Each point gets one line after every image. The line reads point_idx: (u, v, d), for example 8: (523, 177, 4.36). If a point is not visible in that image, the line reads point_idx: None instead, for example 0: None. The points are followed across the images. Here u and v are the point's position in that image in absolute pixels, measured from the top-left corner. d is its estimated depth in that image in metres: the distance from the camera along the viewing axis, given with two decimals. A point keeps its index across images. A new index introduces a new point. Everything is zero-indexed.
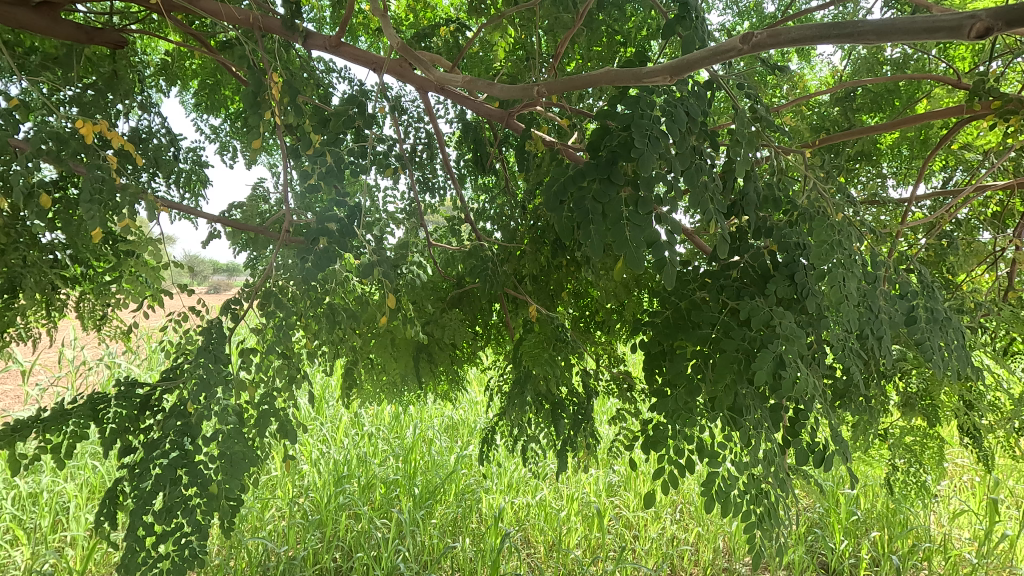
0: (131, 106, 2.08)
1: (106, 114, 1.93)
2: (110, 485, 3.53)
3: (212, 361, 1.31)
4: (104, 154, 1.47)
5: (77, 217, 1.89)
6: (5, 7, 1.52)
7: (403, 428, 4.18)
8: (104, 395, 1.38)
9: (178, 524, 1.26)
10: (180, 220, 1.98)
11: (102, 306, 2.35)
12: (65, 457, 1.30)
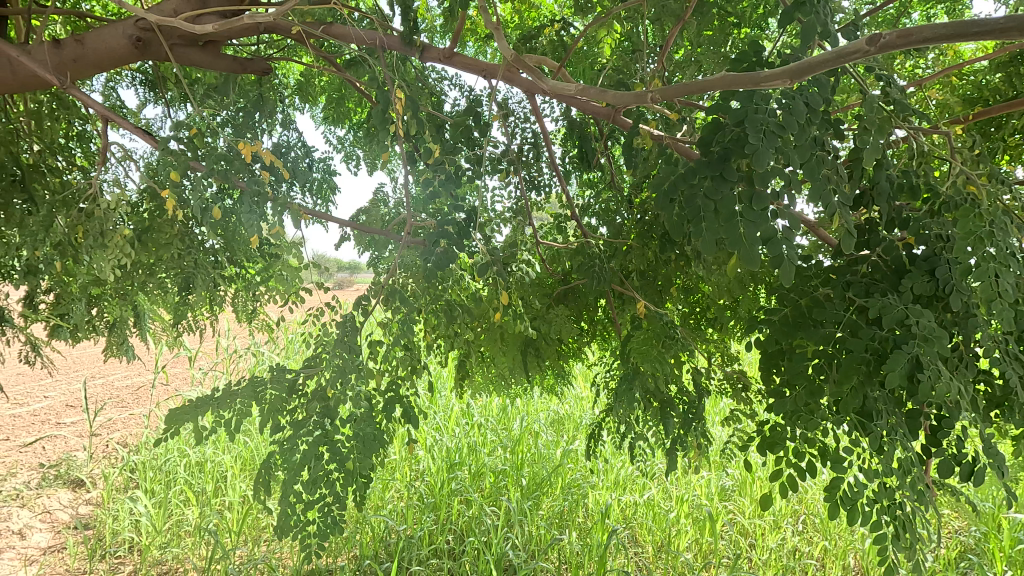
0: (274, 124, 2.35)
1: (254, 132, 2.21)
2: (259, 459, 4.03)
3: (348, 351, 1.45)
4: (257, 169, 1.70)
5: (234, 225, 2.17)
6: (180, 50, 1.76)
7: (510, 420, 4.33)
8: (261, 377, 1.55)
9: (321, 495, 1.43)
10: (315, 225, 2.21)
11: (252, 301, 2.67)
12: (233, 431, 1.49)
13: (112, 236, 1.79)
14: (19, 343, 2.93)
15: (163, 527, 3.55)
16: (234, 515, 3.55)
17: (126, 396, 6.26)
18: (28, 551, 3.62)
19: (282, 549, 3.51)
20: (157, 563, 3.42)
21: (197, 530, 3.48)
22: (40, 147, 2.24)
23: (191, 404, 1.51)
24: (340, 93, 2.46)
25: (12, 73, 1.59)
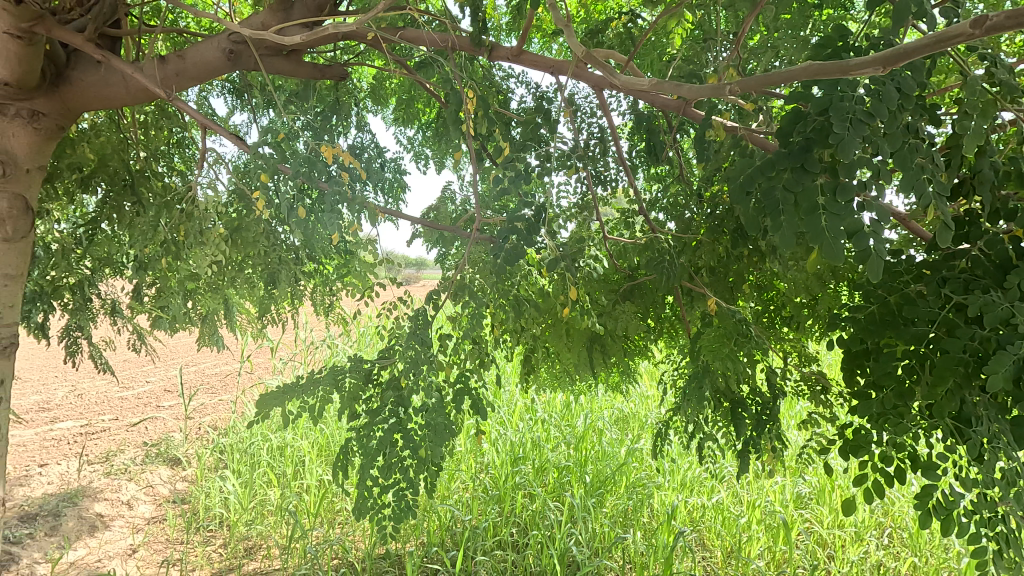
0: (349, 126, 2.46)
1: (332, 135, 2.32)
2: (334, 446, 4.25)
3: (420, 343, 1.51)
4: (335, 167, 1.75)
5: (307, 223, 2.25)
6: (266, 59, 1.87)
7: (573, 416, 4.33)
8: (341, 365, 1.62)
9: (396, 480, 1.50)
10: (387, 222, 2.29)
11: (329, 295, 2.81)
12: (316, 416, 1.58)
13: (210, 234, 1.94)
14: (128, 332, 3.23)
15: (249, 505, 3.82)
16: (312, 497, 3.76)
17: (216, 383, 6.78)
18: (135, 520, 4.01)
19: (355, 532, 3.69)
20: (244, 538, 3.69)
21: (279, 510, 3.73)
22: (146, 153, 2.46)
23: (281, 389, 1.58)
24: (409, 94, 2.53)
25: (125, 89, 1.69)
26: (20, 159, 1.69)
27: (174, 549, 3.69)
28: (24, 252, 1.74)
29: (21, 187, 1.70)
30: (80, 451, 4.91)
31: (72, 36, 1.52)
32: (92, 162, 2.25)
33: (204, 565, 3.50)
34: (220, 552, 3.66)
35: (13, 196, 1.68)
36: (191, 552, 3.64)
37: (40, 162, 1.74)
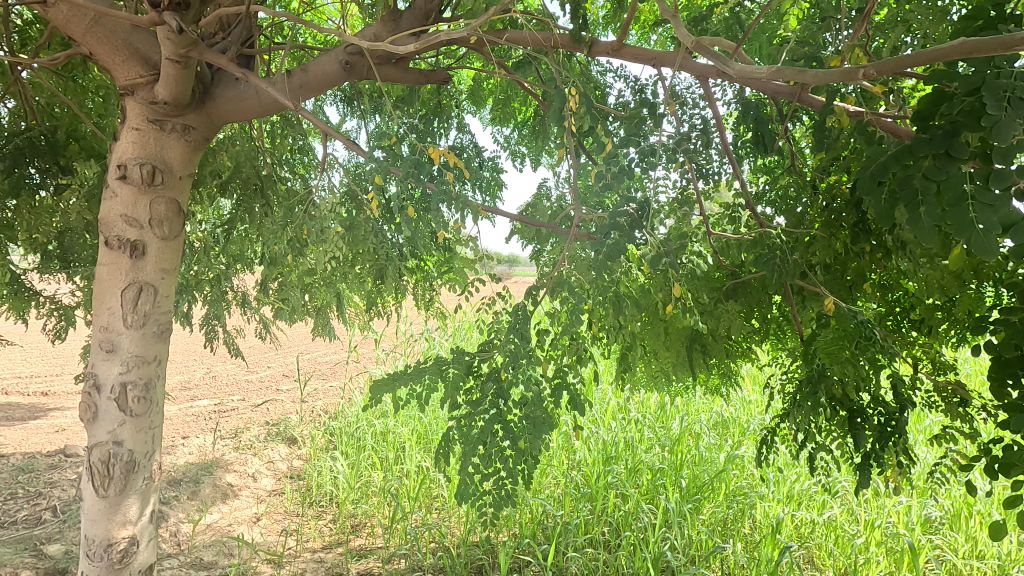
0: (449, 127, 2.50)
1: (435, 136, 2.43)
2: (431, 435, 4.45)
3: (519, 337, 1.52)
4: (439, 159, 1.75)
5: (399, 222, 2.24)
6: (380, 67, 1.97)
7: (669, 418, 4.20)
8: (444, 356, 1.68)
9: (496, 469, 1.55)
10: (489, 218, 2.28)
11: (429, 291, 2.93)
12: (423, 403, 1.66)
13: (329, 232, 2.06)
14: (255, 322, 3.59)
15: (356, 485, 4.10)
16: (411, 482, 3.97)
17: (327, 371, 7.34)
18: (258, 492, 4.44)
19: (451, 518, 3.85)
20: (351, 515, 3.97)
21: (382, 492, 3.97)
22: (271, 160, 2.70)
23: (390, 377, 1.66)
24: (506, 94, 2.56)
25: (257, 102, 1.86)
26: (175, 168, 1.92)
27: (292, 520, 4.06)
28: (177, 249, 2.00)
29: (175, 193, 1.95)
30: (214, 426, 5.52)
31: (218, 58, 1.65)
32: (228, 168, 2.51)
33: (317, 537, 3.82)
34: (330, 526, 3.97)
35: (169, 200, 1.93)
36: (306, 524, 3.98)
37: (190, 169, 1.97)
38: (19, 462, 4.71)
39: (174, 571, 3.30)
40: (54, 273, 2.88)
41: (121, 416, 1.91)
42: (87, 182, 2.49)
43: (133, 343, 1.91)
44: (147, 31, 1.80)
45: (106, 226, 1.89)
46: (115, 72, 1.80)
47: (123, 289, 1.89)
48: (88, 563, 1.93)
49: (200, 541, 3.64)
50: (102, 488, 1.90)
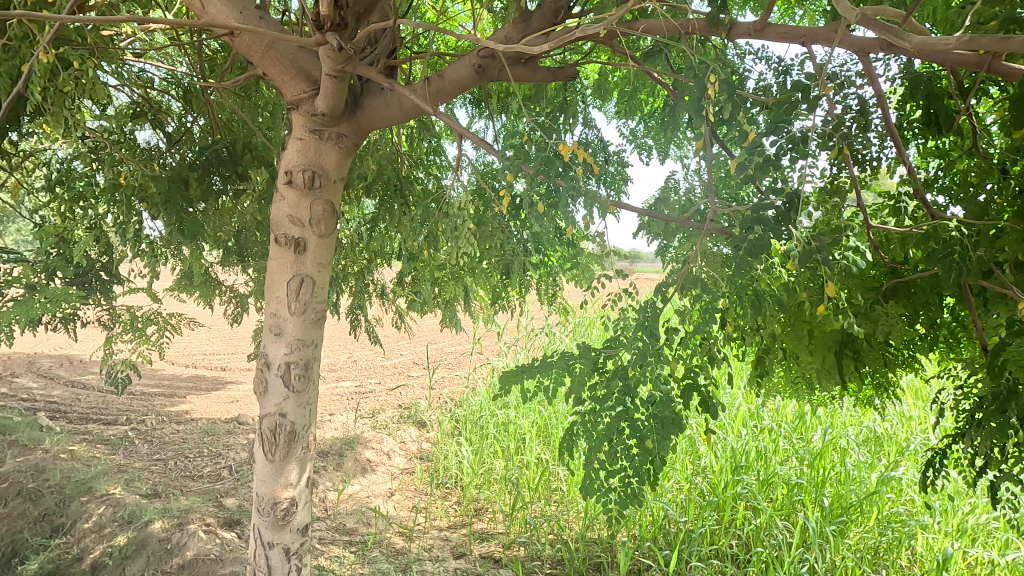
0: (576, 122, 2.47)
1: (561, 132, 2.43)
2: (551, 429, 4.50)
3: (648, 335, 1.48)
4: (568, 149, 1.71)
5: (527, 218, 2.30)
6: (511, 68, 1.99)
7: (809, 430, 3.84)
8: (571, 351, 1.69)
9: (623, 467, 1.54)
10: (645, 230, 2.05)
11: (553, 286, 2.96)
12: (550, 396, 1.68)
13: (462, 228, 2.13)
14: (392, 313, 3.89)
15: (479, 471, 4.28)
16: (531, 473, 4.06)
17: (453, 362, 7.75)
18: (392, 469, 4.82)
19: (570, 512, 3.88)
20: (474, 499, 4.16)
21: (503, 480, 4.11)
22: (409, 162, 2.90)
23: (518, 368, 1.71)
24: (634, 86, 2.47)
25: (399, 108, 2.01)
26: (331, 172, 2.13)
27: (421, 498, 4.35)
28: (332, 245, 2.22)
29: (330, 195, 2.16)
30: (355, 406, 6.09)
31: (369, 70, 1.81)
32: (373, 171, 2.74)
33: (444, 516, 4.06)
34: (455, 507, 4.19)
35: (325, 202, 2.15)
36: (434, 503, 4.25)
37: (342, 173, 2.18)
38: (205, 425, 5.58)
39: (323, 533, 3.71)
40: (233, 266, 3.35)
41: (286, 391, 2.18)
42: (259, 188, 2.88)
43: (296, 328, 2.17)
44: (310, 51, 2.02)
45: (275, 226, 2.14)
46: (284, 90, 2.03)
47: (289, 281, 2.15)
48: (259, 517, 2.24)
49: (343, 508, 4.04)
50: (271, 452, 2.19)
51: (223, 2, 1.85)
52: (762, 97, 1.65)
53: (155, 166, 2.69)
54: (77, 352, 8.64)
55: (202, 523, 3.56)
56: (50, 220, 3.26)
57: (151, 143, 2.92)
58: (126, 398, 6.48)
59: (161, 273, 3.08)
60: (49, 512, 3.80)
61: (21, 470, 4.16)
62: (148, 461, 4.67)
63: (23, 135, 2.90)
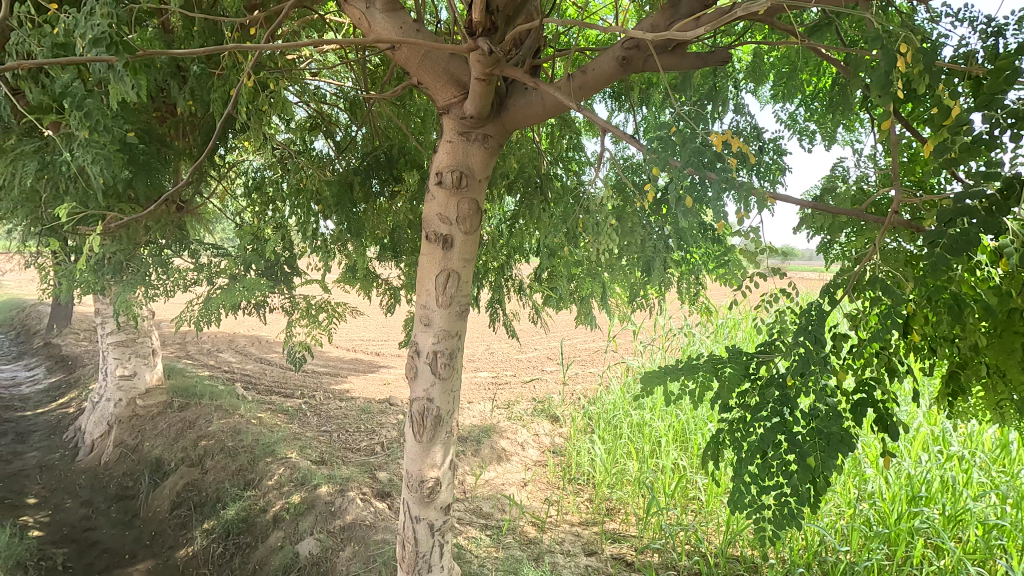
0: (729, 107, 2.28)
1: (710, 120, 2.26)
2: (690, 434, 4.28)
3: (811, 341, 1.33)
4: (729, 137, 1.51)
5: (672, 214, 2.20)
6: (655, 58, 1.88)
7: (1015, 464, 3.19)
8: (719, 355, 1.59)
9: (778, 483, 1.41)
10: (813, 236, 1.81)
11: (696, 285, 2.80)
12: (696, 400, 1.59)
13: (604, 223, 2.05)
14: (529, 308, 3.97)
15: (612, 470, 4.21)
16: (667, 478, 3.90)
17: (587, 359, 7.73)
18: (526, 460, 4.96)
19: (709, 525, 3.67)
20: (607, 498, 4.11)
21: (637, 482, 4.00)
22: (549, 159, 2.93)
23: (660, 370, 1.64)
24: (793, 63, 2.20)
25: (541, 106, 2.02)
26: (477, 172, 2.23)
27: (554, 492, 4.41)
28: (476, 242, 2.32)
29: (475, 194, 2.26)
30: (493, 396, 6.35)
31: (515, 71, 1.85)
32: (514, 169, 2.80)
33: (575, 512, 4.07)
34: (587, 505, 4.19)
35: (471, 201, 2.25)
36: (566, 498, 4.28)
37: (487, 172, 2.26)
38: (363, 404, 6.21)
39: (462, 513, 3.93)
40: (388, 261, 3.66)
41: (433, 378, 2.33)
42: (412, 189, 3.11)
43: (443, 320, 2.31)
44: (460, 57, 2.12)
45: (426, 224, 2.29)
46: (437, 96, 2.16)
47: (437, 275, 2.29)
48: (408, 492, 2.43)
49: (480, 492, 4.25)
50: (419, 433, 2.35)
51: (386, 19, 2.01)
52: (968, 66, 1.38)
53: (326, 171, 3.02)
54: (265, 333, 10.14)
55: (360, 491, 3.97)
56: (247, 221, 3.83)
57: (322, 150, 3.31)
58: (301, 375, 7.45)
59: (329, 267, 3.46)
60: (243, 468, 4.50)
61: (223, 430, 4.99)
62: (317, 432, 5.32)
63: (228, 149, 3.43)
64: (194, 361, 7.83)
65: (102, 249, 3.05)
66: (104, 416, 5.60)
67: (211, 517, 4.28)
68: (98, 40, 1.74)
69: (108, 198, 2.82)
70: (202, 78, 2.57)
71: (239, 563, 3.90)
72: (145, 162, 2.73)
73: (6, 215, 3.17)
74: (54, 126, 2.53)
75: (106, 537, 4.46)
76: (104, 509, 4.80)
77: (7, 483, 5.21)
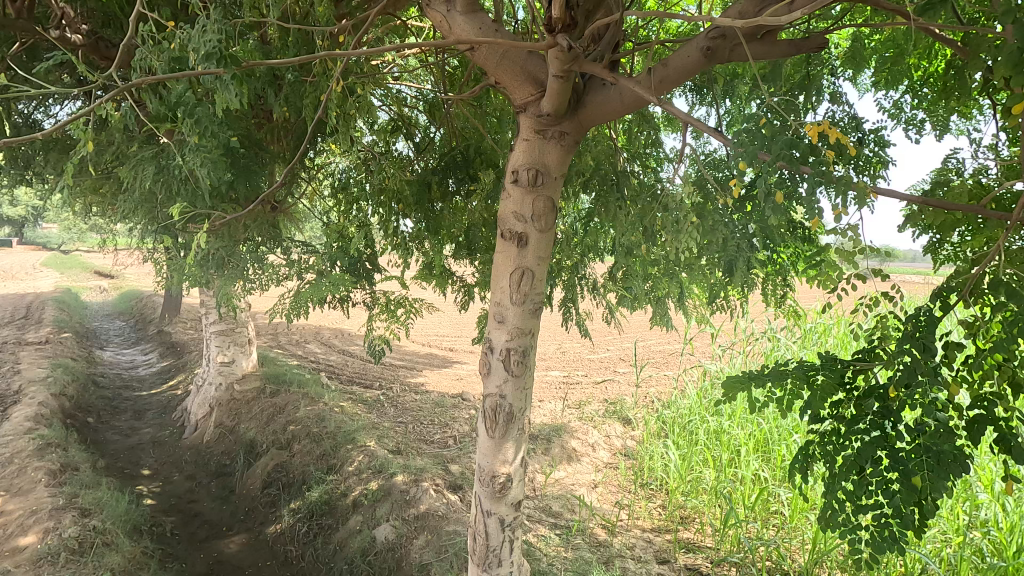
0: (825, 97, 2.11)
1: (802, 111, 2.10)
2: (772, 444, 4.05)
3: (919, 349, 1.21)
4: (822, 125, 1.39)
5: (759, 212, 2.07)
6: (743, 47, 1.76)
7: None
8: (810, 361, 1.49)
9: (878, 503, 1.29)
10: (922, 235, 1.65)
11: (782, 286, 2.59)
12: (783, 408, 1.50)
13: (684, 221, 1.95)
14: (602, 307, 3.90)
15: (686, 477, 4.06)
16: (746, 489, 3.71)
17: (661, 362, 7.54)
18: (597, 461, 4.91)
19: (793, 542, 3.47)
20: (681, 506, 3.98)
21: (713, 492, 3.83)
22: (627, 156, 2.85)
23: (744, 376, 1.55)
24: (899, 46, 1.99)
25: (620, 102, 1.97)
26: (552, 170, 2.22)
27: (625, 495, 4.34)
28: (550, 240, 2.31)
29: (551, 192, 2.25)
30: (564, 395, 6.33)
31: (594, 67, 1.82)
32: (590, 167, 2.75)
33: (647, 517, 3.98)
34: (660, 511, 4.08)
35: (546, 198, 2.25)
36: (637, 503, 4.19)
37: (563, 170, 2.25)
38: (437, 398, 6.39)
39: (532, 511, 3.94)
40: (464, 259, 3.73)
41: (506, 374, 2.35)
42: (487, 188, 3.14)
43: (517, 317, 2.33)
44: (538, 55, 2.12)
45: (502, 222, 2.31)
46: (514, 95, 2.16)
47: (511, 273, 2.30)
48: (480, 486, 2.47)
49: (550, 491, 4.24)
50: (492, 429, 2.38)
51: (466, 21, 2.04)
52: None
53: (406, 171, 3.12)
54: (347, 327, 10.68)
55: (433, 482, 4.09)
56: (332, 220, 4.03)
57: (402, 151, 3.42)
58: (380, 368, 7.78)
59: (407, 264, 3.57)
60: (326, 453, 4.76)
61: (309, 416, 5.30)
62: (394, 423, 5.54)
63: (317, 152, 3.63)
64: (284, 351, 8.39)
65: (207, 246, 3.33)
66: (206, 398, 6.12)
67: (297, 498, 4.56)
68: (208, 46, 1.92)
69: (213, 199, 3.07)
70: (296, 86, 2.73)
71: (321, 542, 4.13)
72: (245, 166, 2.95)
73: (129, 215, 3.53)
74: (170, 134, 2.79)
75: (207, 509, 4.88)
76: (205, 484, 5.25)
77: (127, 454, 5.82)
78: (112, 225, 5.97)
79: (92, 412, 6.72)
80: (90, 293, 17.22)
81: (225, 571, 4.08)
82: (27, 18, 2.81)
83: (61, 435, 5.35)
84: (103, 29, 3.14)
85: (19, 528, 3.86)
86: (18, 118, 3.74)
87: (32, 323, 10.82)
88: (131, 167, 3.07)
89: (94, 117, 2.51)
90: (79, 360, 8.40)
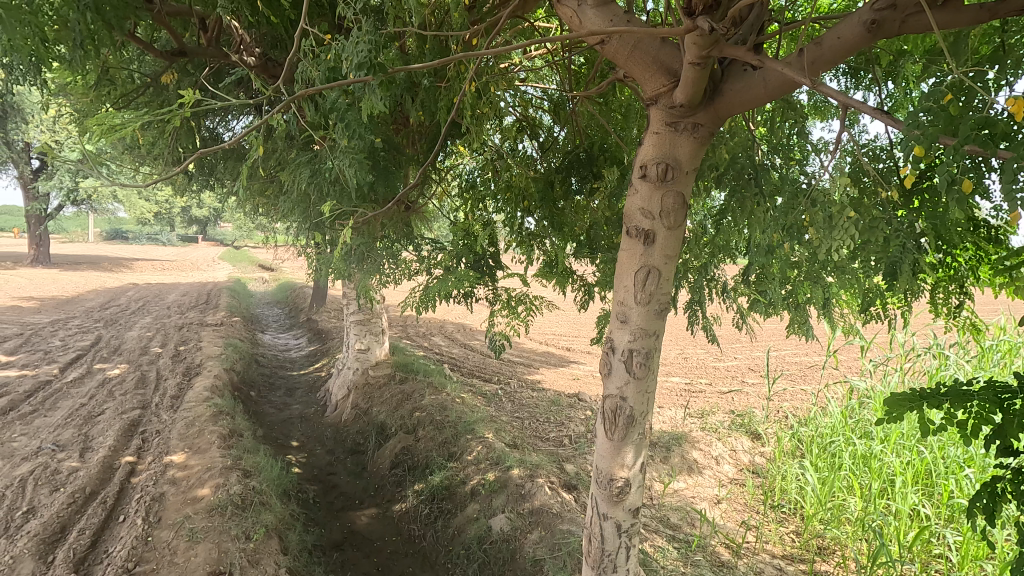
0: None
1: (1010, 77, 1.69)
2: (936, 477, 3.51)
3: None
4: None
5: (944, 207, 1.76)
6: (917, 16, 1.50)
7: None
8: (1007, 384, 1.25)
9: None
10: None
11: (958, 295, 2.16)
12: (966, 436, 1.26)
13: (839, 216, 1.69)
14: (733, 312, 3.64)
15: (826, 504, 3.66)
16: (902, 525, 3.24)
17: (796, 376, 6.93)
18: (720, 475, 4.61)
19: None
20: (819, 535, 3.61)
21: (858, 523, 3.41)
22: (767, 149, 2.58)
23: (914, 394, 1.34)
24: None
25: (764, 88, 1.80)
26: (684, 164, 2.09)
27: (752, 515, 4.03)
28: (680, 237, 2.19)
29: (682, 187, 2.13)
30: (685, 403, 6.05)
31: (737, 50, 1.68)
32: (724, 160, 2.50)
33: (778, 542, 3.67)
34: (793, 538, 3.73)
35: (676, 194, 2.13)
36: (766, 525, 3.88)
37: (695, 164, 2.11)
38: (553, 397, 6.44)
39: (649, 519, 3.80)
40: (585, 259, 3.68)
41: (627, 376, 2.28)
42: (611, 185, 3.06)
43: (641, 317, 2.25)
44: (673, 44, 2.01)
45: (628, 218, 2.23)
46: (645, 87, 2.07)
47: (636, 271, 2.22)
48: (597, 488, 2.43)
49: (668, 502, 4.07)
50: (611, 431, 2.32)
51: (596, 13, 2.00)
52: None
53: (530, 170, 3.14)
54: (469, 322, 11.15)
55: (548, 479, 4.13)
56: (459, 218, 4.20)
57: (527, 151, 3.45)
58: (499, 364, 8.02)
59: (529, 261, 3.60)
60: (447, 441, 4.98)
61: (433, 405, 5.60)
62: (510, 418, 5.67)
63: (447, 154, 3.80)
64: (412, 342, 8.95)
65: (349, 242, 3.63)
66: (345, 381, 6.72)
67: (420, 481, 4.82)
68: (360, 54, 2.14)
69: (357, 199, 3.33)
70: (431, 91, 2.88)
71: (441, 525, 4.34)
72: (384, 168, 3.16)
73: (288, 214, 3.97)
74: (323, 140, 3.07)
75: (343, 482, 5.35)
76: (343, 460, 5.76)
77: (280, 426, 6.58)
78: (273, 225, 6.79)
79: (253, 387, 7.68)
80: (254, 284, 19.73)
81: (357, 541, 4.44)
82: (215, 45, 3.24)
83: (231, 405, 6.20)
84: (271, 50, 3.56)
85: (197, 481, 4.53)
86: (205, 132, 4.39)
87: (211, 309, 12.64)
88: (291, 171, 3.45)
89: (264, 126, 2.84)
90: (245, 341, 9.65)
